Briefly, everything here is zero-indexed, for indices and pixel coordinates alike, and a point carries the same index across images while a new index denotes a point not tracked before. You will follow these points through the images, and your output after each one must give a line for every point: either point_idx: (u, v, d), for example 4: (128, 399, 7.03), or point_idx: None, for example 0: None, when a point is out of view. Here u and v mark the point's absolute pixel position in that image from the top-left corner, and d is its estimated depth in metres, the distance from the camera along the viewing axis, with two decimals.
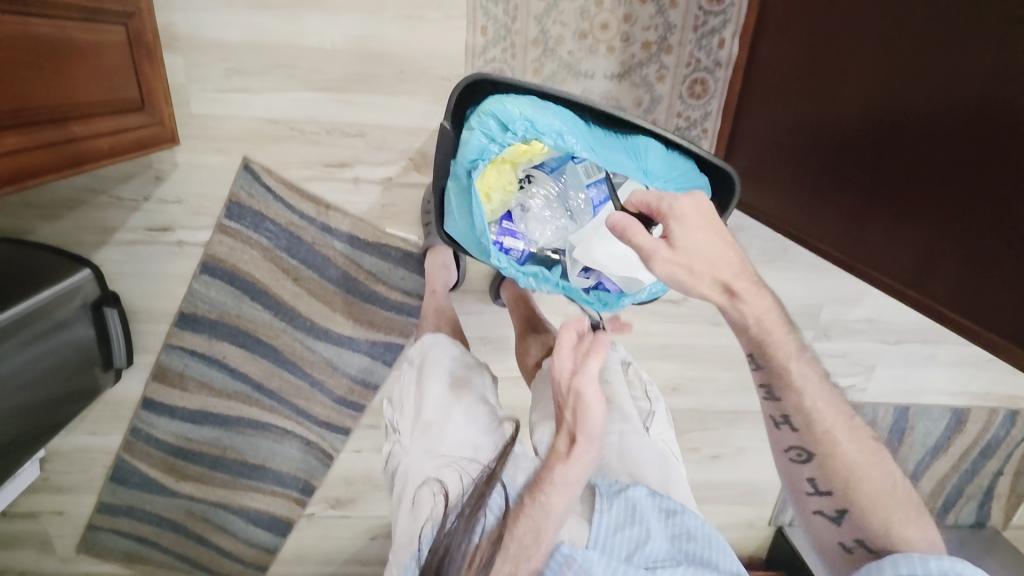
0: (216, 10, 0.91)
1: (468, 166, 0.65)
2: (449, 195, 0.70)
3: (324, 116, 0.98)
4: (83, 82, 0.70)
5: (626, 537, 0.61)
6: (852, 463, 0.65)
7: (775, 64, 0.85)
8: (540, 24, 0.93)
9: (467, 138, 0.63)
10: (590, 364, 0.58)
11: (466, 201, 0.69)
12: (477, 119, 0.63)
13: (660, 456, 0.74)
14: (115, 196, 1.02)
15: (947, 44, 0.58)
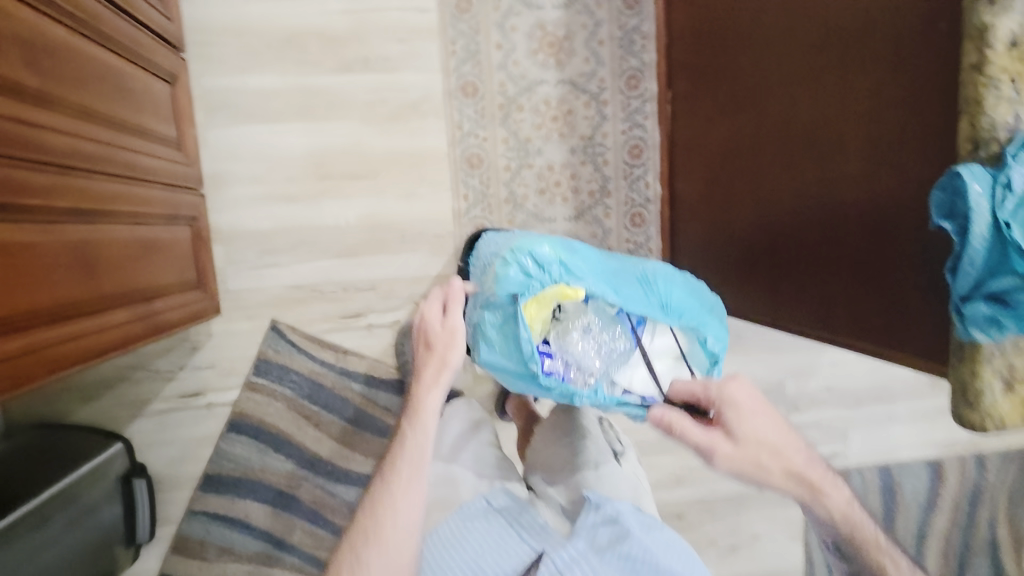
0: (252, 206, 1.13)
1: (509, 295, 0.71)
2: (485, 329, 0.75)
3: (340, 277, 1.18)
4: (164, 268, 0.86)
5: (607, 531, 0.81)
6: None
7: (689, 193, 1.14)
8: (508, 187, 1.21)
9: (507, 274, 0.71)
10: (454, 308, 0.76)
11: (505, 333, 0.72)
12: (515, 260, 0.72)
13: (632, 483, 0.95)
14: (152, 370, 1.14)
15: (796, 160, 0.85)
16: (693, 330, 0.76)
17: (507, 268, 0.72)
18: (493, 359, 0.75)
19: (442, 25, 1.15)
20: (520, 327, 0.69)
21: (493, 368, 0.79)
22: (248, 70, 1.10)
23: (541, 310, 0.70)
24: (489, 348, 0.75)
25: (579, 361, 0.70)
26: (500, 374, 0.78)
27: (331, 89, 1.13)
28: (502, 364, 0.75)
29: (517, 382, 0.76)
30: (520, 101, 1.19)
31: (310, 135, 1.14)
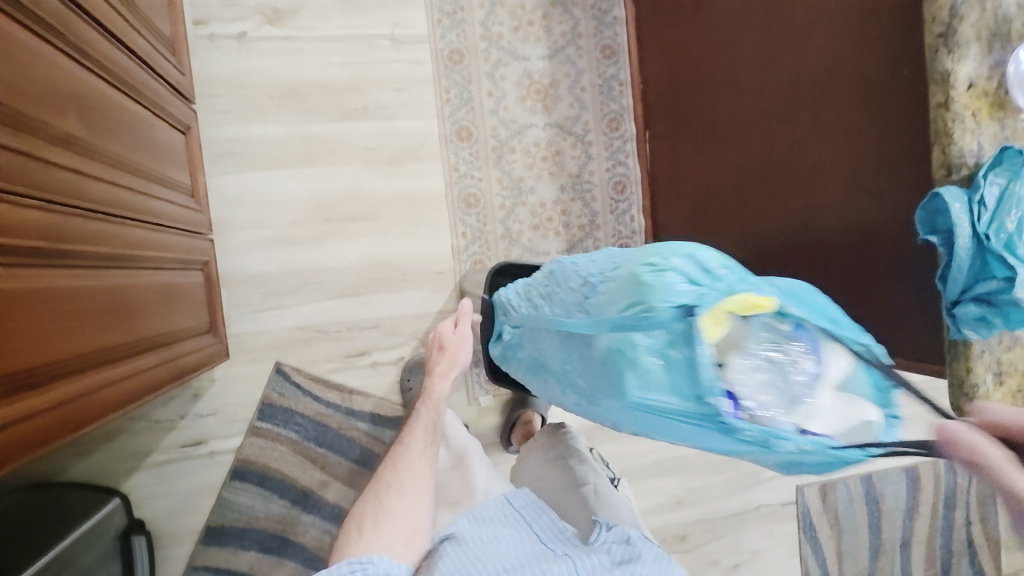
0: (255, 251, 1.15)
1: (669, 308, 0.50)
2: (615, 366, 0.54)
3: (343, 317, 1.20)
4: (183, 313, 0.87)
5: (620, 551, 0.82)
6: None
7: (673, 224, 1.22)
8: (504, 224, 1.27)
9: (664, 281, 0.51)
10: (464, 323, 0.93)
11: (663, 361, 0.50)
12: (670, 263, 0.52)
13: (628, 506, 0.98)
14: (152, 420, 1.12)
15: (787, 190, 0.93)
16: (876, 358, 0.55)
17: (660, 274, 0.51)
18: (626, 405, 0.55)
19: (436, 75, 1.22)
20: (698, 349, 0.47)
21: (619, 415, 0.58)
22: (251, 120, 1.14)
23: (722, 327, 0.48)
24: (636, 380, 0.52)
25: (765, 397, 0.48)
26: (632, 422, 0.58)
27: (332, 135, 1.18)
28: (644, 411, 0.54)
29: (665, 431, 0.54)
30: (511, 143, 1.27)
31: (312, 181, 1.17)
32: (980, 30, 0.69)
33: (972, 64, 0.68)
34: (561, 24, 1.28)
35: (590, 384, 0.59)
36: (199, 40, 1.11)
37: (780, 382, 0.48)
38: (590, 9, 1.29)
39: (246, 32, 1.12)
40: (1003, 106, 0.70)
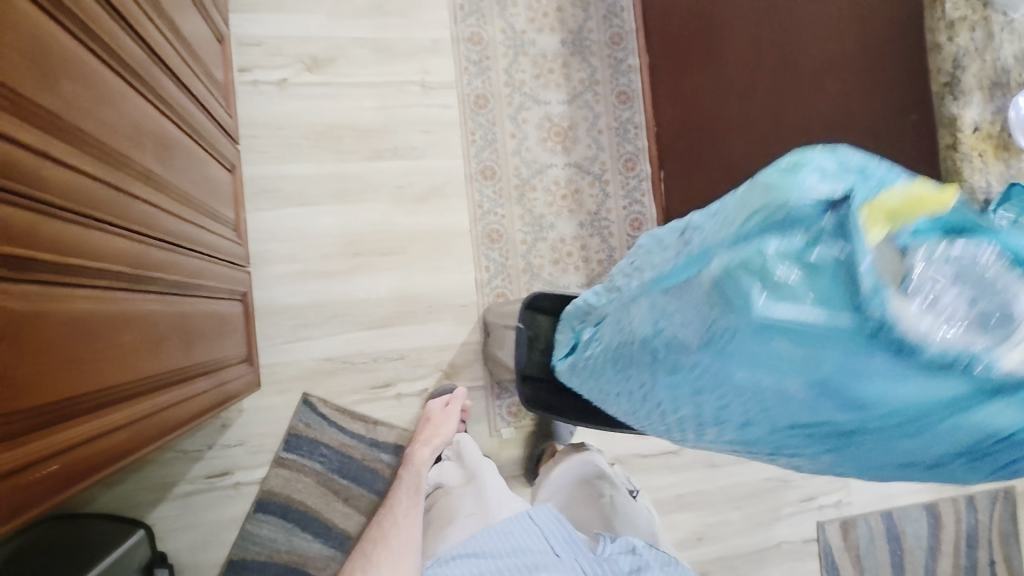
0: (287, 283, 1.19)
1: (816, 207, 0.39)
2: (736, 289, 0.41)
3: (370, 348, 1.22)
4: (227, 341, 0.90)
5: (629, 560, 0.83)
6: None
7: None
8: (525, 258, 1.31)
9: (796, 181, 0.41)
10: (449, 403, 1.15)
11: (808, 269, 0.39)
12: (807, 164, 0.42)
13: (642, 515, 1.00)
14: (180, 450, 1.13)
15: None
16: None
17: (792, 173, 0.42)
18: (751, 342, 0.42)
19: (463, 119, 1.29)
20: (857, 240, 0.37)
21: (736, 371, 0.45)
22: (287, 159, 1.20)
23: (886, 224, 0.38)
24: (768, 297, 0.40)
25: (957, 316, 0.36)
26: (758, 374, 0.44)
27: (363, 174, 1.23)
28: (785, 343, 0.41)
29: (812, 371, 0.41)
30: (532, 181, 1.33)
31: (344, 216, 1.22)
32: (982, 79, 0.84)
33: (975, 110, 0.85)
34: (579, 72, 1.36)
35: (697, 333, 0.46)
36: (243, 85, 1.18)
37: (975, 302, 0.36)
38: (606, 58, 1.37)
39: (286, 78, 1.20)
40: (1008, 147, 0.83)
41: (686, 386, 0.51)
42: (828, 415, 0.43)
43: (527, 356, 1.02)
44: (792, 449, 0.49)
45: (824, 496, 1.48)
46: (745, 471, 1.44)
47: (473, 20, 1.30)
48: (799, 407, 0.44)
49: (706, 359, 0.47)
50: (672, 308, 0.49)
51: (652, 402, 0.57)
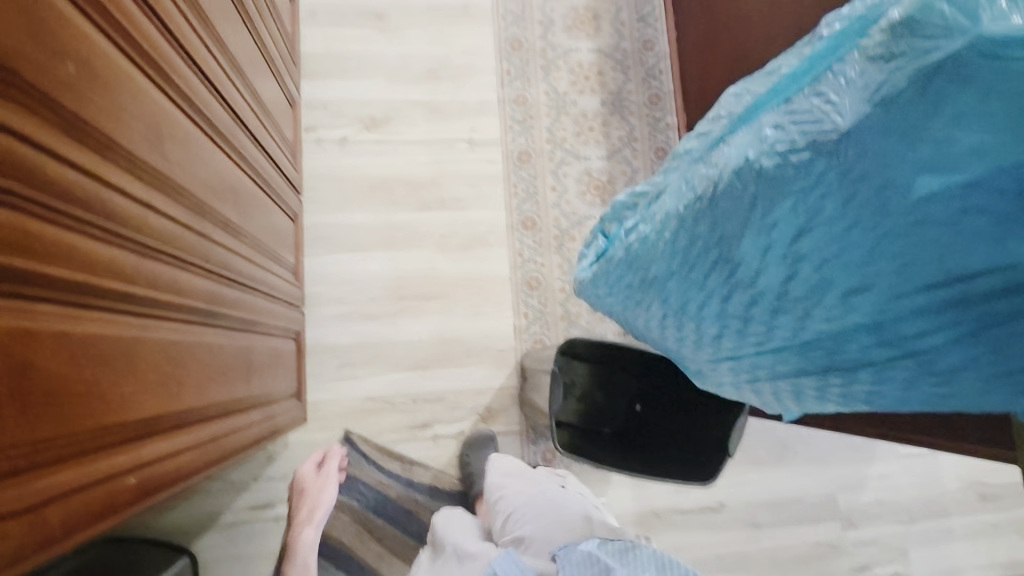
0: (337, 324, 1.26)
1: None
2: (946, 14, 0.34)
3: (410, 389, 1.26)
4: (279, 376, 0.97)
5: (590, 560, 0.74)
6: None
7: None
8: (563, 306, 1.34)
9: None
10: (329, 460, 1.14)
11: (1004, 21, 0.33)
12: None
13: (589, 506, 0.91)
14: (227, 480, 1.18)
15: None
16: None
17: None
18: (953, 99, 0.35)
19: (506, 173, 1.37)
20: None
21: (898, 167, 0.39)
22: (344, 209, 1.29)
23: None
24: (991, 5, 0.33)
25: None
26: (939, 174, 0.37)
27: (411, 223, 1.31)
28: (1000, 101, 0.34)
29: (998, 148, 0.35)
30: (571, 232, 1.37)
31: (392, 262, 1.29)
32: None
33: None
34: (618, 130, 1.42)
35: (859, 118, 0.39)
36: (308, 143, 1.30)
37: None
38: (644, 117, 1.44)
39: (346, 137, 1.31)
40: None
41: (796, 218, 0.45)
42: (1010, 240, 0.38)
43: (561, 403, 1.05)
44: (916, 314, 0.43)
45: (879, 567, 1.38)
46: (791, 535, 1.37)
47: (518, 84, 1.40)
48: (970, 230, 0.38)
49: (870, 150, 0.39)
50: (812, 102, 0.43)
51: (733, 253, 0.52)
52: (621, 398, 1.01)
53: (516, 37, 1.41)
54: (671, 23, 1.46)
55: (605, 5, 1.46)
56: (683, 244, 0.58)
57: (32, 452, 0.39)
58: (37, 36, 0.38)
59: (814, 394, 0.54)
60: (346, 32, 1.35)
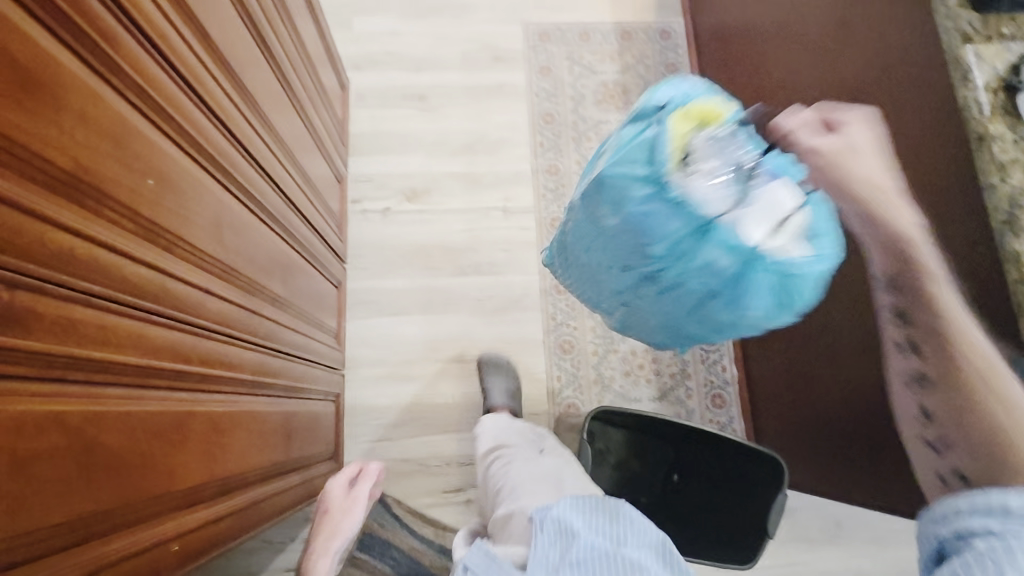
0: (375, 385, 1.30)
1: (653, 105, 0.66)
2: (607, 165, 0.65)
3: (444, 452, 1.28)
4: (319, 440, 1.01)
5: (554, 539, 0.66)
6: (972, 372, 0.54)
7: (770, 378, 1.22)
8: (597, 369, 1.33)
9: (643, 104, 0.68)
10: (363, 484, 1.11)
11: (660, 162, 0.60)
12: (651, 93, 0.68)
13: (559, 464, 0.89)
14: (266, 540, 1.21)
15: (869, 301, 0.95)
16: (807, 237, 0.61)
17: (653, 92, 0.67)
18: (609, 203, 0.65)
19: (540, 239, 1.41)
20: (664, 139, 0.60)
21: (592, 205, 0.69)
22: (385, 275, 1.36)
23: (686, 126, 0.61)
24: (610, 157, 0.67)
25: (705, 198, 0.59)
26: (617, 212, 0.64)
27: (448, 288, 1.37)
28: (604, 179, 0.65)
29: (616, 197, 0.64)
30: None
31: (429, 325, 1.34)
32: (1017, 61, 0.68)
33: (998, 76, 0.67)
34: None
35: (580, 195, 0.73)
36: (355, 214, 1.39)
37: (716, 195, 0.59)
38: None
39: (389, 208, 1.40)
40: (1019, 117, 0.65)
41: (575, 238, 0.79)
42: (634, 252, 0.66)
43: (595, 470, 1.01)
44: (633, 286, 0.72)
45: None
46: None
47: (551, 154, 1.47)
48: (622, 246, 0.68)
49: (594, 214, 0.70)
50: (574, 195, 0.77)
51: (573, 270, 0.87)
52: (654, 469, 0.99)
53: (549, 112, 1.50)
54: None
55: (635, 80, 1.55)
56: (554, 264, 0.96)
57: (88, 524, 0.43)
58: (126, 159, 0.45)
59: (638, 334, 0.87)
60: (391, 113, 1.46)
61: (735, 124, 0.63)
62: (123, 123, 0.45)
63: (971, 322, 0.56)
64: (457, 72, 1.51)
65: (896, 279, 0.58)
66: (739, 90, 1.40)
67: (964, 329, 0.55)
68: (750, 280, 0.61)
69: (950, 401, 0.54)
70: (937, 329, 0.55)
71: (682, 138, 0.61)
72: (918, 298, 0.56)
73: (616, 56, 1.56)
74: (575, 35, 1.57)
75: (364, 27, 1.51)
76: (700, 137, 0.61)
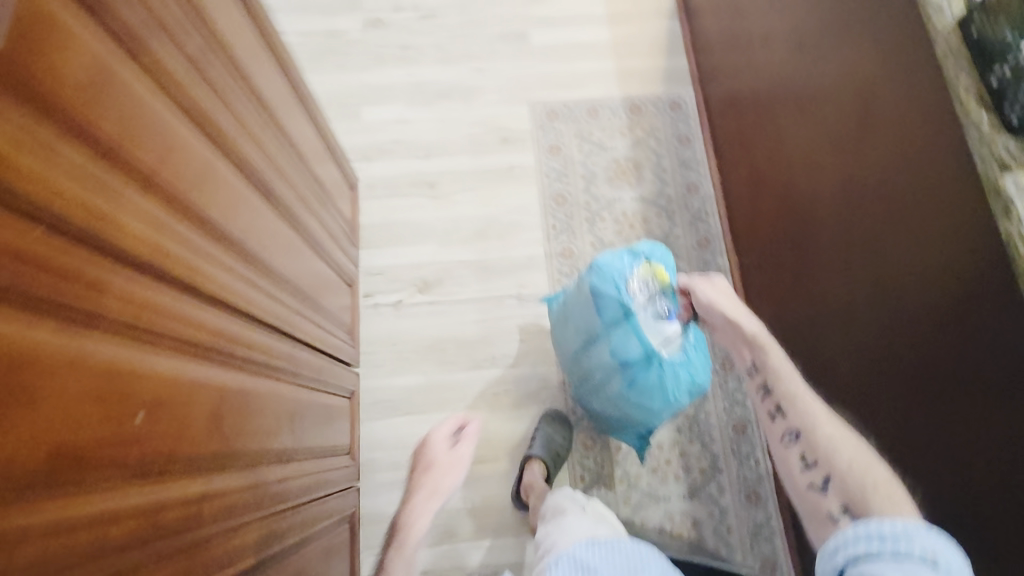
0: (392, 491, 1.25)
1: (639, 255, 1.08)
2: (606, 258, 1.07)
3: (464, 562, 1.21)
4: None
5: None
6: (832, 441, 0.79)
7: None
8: (622, 467, 1.28)
9: (641, 247, 1.10)
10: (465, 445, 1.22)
11: (621, 263, 1.06)
12: (645, 248, 1.10)
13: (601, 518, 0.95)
14: None
15: (908, 414, 0.90)
16: (679, 387, 1.07)
17: (645, 247, 1.11)
18: (586, 291, 1.09)
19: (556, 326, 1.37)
20: (637, 264, 1.06)
21: (584, 283, 1.09)
22: (399, 372, 1.33)
23: (653, 271, 1.06)
24: (608, 258, 1.07)
25: (632, 289, 1.04)
26: (591, 277, 1.07)
27: (463, 383, 1.32)
28: (597, 270, 1.06)
29: (602, 282, 1.05)
30: None
31: (445, 424, 1.30)
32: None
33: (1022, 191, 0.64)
34: None
35: (584, 273, 1.10)
36: (366, 309, 1.37)
37: (640, 294, 1.04)
38: (694, 260, 1.45)
39: (401, 300, 1.38)
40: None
41: (570, 314, 1.15)
42: (595, 308, 1.07)
43: None
44: (593, 346, 1.09)
45: None
46: None
47: (564, 237, 1.44)
48: (588, 292, 1.08)
49: (584, 289, 1.09)
50: (573, 293, 1.14)
51: (569, 315, 1.15)
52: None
53: (560, 193, 1.47)
54: (715, 168, 1.50)
55: (646, 154, 1.52)
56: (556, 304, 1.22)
57: None
58: (111, 412, 0.41)
59: (592, 392, 1.16)
60: (401, 201, 1.45)
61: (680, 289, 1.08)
62: (107, 371, 0.41)
63: (830, 418, 0.82)
64: (465, 156, 1.50)
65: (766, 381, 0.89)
66: (755, 162, 1.36)
67: (832, 423, 0.81)
68: (650, 372, 1.05)
69: (833, 464, 0.76)
70: (805, 424, 0.82)
71: (653, 268, 1.06)
72: (795, 407, 0.84)
73: (626, 130, 1.53)
74: (584, 111, 1.55)
75: (373, 116, 1.53)
76: (659, 283, 1.05)
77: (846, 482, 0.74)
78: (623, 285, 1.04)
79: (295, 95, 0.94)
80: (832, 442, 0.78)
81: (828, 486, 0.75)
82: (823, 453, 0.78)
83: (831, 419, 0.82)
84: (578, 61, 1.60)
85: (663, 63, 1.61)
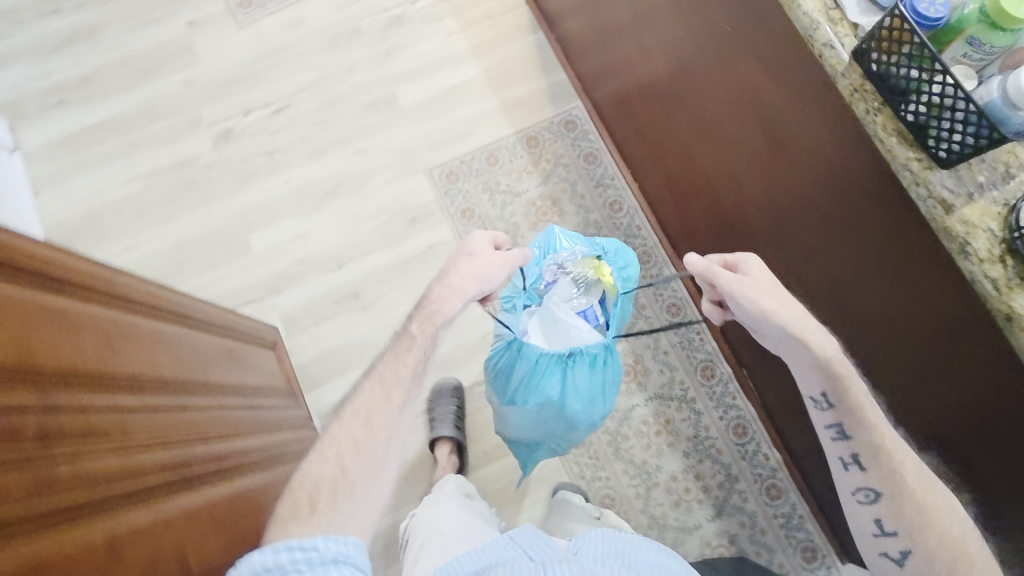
0: None
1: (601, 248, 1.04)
2: (570, 237, 1.05)
3: None
4: None
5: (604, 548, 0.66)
6: (921, 507, 0.72)
7: (807, 447, 1.20)
8: (647, 513, 1.26)
9: (612, 245, 1.05)
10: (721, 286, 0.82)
11: (570, 249, 1.04)
12: (615, 248, 1.05)
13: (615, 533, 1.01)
14: None
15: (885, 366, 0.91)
16: (536, 395, 0.99)
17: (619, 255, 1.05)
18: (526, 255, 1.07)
19: None
20: (583, 250, 1.04)
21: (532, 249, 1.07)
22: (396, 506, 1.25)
23: (594, 271, 1.03)
24: (565, 236, 1.05)
25: (559, 266, 1.03)
26: (539, 243, 1.06)
27: None
28: (550, 239, 1.05)
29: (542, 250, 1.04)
30: (623, 430, 1.31)
31: None
32: (962, 184, 0.61)
33: (967, 211, 0.60)
34: None
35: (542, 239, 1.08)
36: None
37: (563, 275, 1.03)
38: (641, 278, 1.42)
39: None
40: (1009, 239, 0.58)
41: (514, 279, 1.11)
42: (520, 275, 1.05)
43: None
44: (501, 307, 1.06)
45: None
46: None
47: None
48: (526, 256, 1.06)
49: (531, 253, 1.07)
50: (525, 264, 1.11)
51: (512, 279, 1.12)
52: None
53: None
54: (630, 178, 1.45)
55: (560, 186, 1.45)
56: None
57: None
58: None
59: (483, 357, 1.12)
60: (331, 325, 1.33)
61: (612, 294, 1.02)
62: None
63: (923, 476, 0.74)
64: (379, 252, 1.38)
65: (825, 396, 0.78)
66: (669, 171, 1.31)
67: (926, 490, 0.73)
68: (517, 360, 0.99)
69: (917, 541, 0.72)
70: (890, 487, 0.73)
71: (597, 264, 1.03)
72: (878, 464, 0.75)
73: (531, 167, 1.46)
74: (482, 161, 1.46)
75: (264, 242, 1.38)
76: (586, 272, 1.03)
77: (930, 563, 0.71)
78: (547, 260, 1.03)
79: (176, 314, 0.80)
80: (922, 513, 0.72)
81: (904, 559, 0.73)
82: (907, 525, 0.72)
83: (926, 479, 0.73)
84: (457, 108, 1.49)
85: (542, 83, 1.53)
